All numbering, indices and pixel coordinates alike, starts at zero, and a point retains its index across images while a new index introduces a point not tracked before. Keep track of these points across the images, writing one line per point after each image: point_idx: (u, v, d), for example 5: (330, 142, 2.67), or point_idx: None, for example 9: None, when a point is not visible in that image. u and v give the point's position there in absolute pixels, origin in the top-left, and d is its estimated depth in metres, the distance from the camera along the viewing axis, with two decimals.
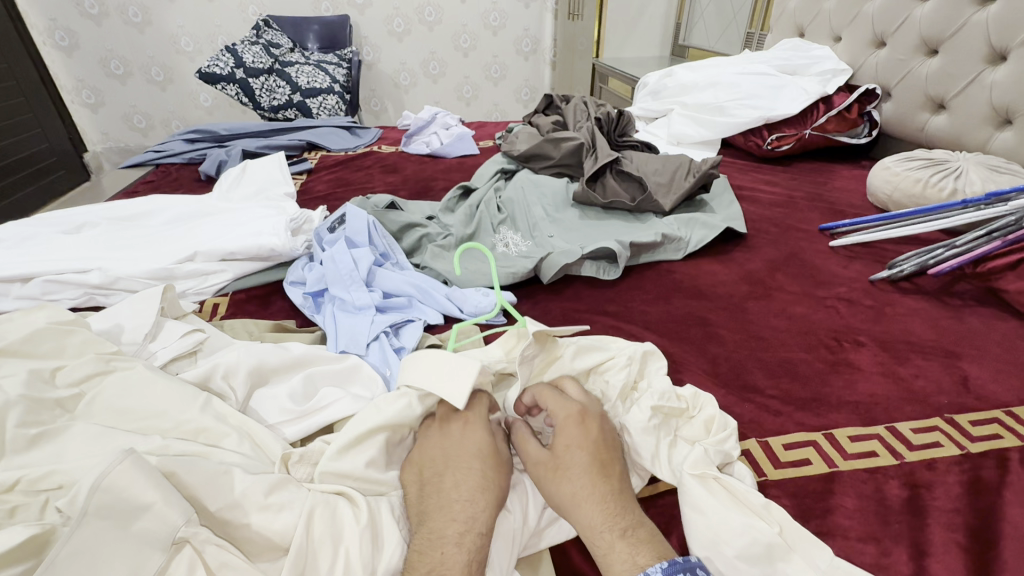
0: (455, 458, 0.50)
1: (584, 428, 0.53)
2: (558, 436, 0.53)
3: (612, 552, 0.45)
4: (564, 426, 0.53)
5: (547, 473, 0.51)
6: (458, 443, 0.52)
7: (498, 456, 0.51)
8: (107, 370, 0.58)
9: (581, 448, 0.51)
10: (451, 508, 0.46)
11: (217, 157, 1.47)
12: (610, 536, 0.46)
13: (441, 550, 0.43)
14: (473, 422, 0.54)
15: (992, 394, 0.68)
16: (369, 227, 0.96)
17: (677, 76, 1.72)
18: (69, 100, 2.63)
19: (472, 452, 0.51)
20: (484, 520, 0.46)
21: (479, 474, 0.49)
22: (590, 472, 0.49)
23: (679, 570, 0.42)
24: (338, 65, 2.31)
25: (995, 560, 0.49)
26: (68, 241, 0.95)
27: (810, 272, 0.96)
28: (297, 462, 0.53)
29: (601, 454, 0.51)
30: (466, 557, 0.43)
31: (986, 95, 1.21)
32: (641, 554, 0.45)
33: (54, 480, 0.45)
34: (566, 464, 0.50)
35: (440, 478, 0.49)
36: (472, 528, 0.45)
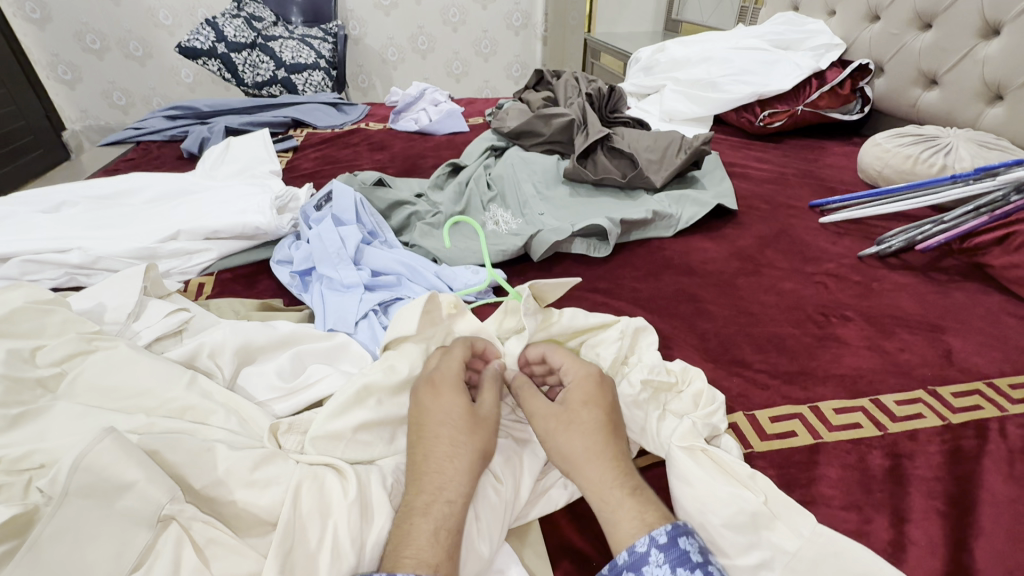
0: (438, 424, 0.49)
1: (600, 388, 0.53)
2: (571, 394, 0.53)
3: (621, 509, 0.45)
4: (581, 383, 0.53)
5: (559, 426, 0.51)
6: (449, 404, 0.51)
7: (474, 415, 0.50)
8: (88, 350, 0.57)
9: (595, 406, 0.51)
10: (447, 475, 0.46)
11: (200, 135, 1.43)
12: (619, 493, 0.46)
13: (409, 521, 0.43)
14: (447, 387, 0.52)
15: (974, 366, 0.69)
16: (356, 205, 0.95)
17: (670, 51, 1.69)
18: (44, 76, 2.54)
19: (452, 418, 0.50)
20: (454, 488, 0.45)
21: (447, 441, 0.48)
22: (601, 431, 0.50)
23: (681, 533, 0.43)
24: (323, 40, 2.23)
25: (973, 525, 0.50)
26: (46, 220, 0.93)
27: (799, 248, 0.96)
28: (286, 431, 0.53)
29: (613, 414, 0.52)
30: (432, 527, 0.43)
31: (978, 71, 1.21)
32: (648, 513, 0.45)
33: (36, 459, 0.44)
34: (579, 420, 0.50)
35: (428, 443, 0.48)
36: (438, 497, 0.45)
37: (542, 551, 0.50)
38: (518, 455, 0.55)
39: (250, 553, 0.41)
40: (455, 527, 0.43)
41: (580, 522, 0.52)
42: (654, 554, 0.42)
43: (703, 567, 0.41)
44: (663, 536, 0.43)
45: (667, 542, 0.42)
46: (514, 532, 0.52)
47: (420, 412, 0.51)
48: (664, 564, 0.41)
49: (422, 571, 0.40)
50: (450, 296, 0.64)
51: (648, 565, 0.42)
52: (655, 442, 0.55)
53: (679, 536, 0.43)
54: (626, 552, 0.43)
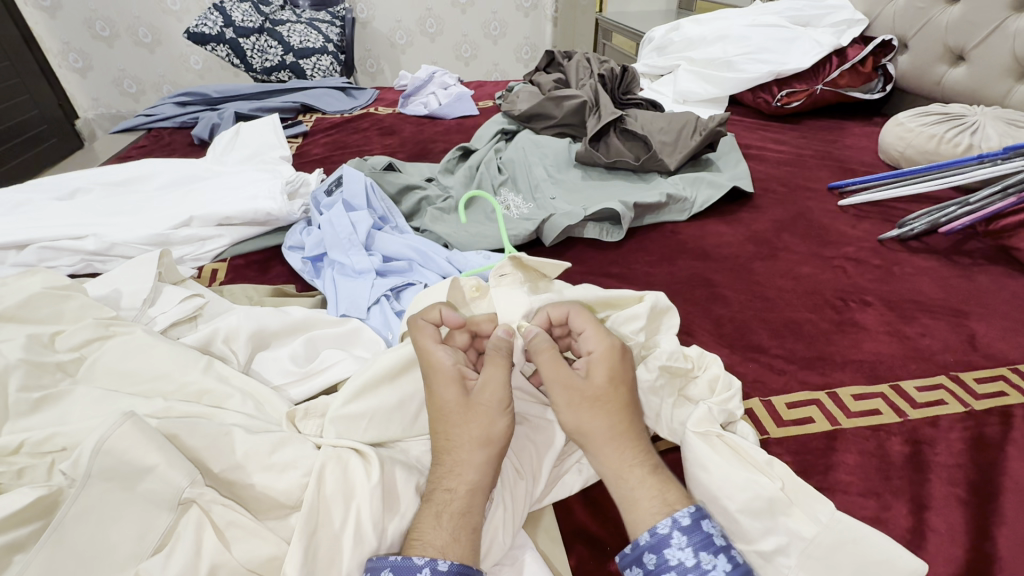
0: (444, 415, 0.49)
1: (622, 368, 0.51)
2: (591, 371, 0.51)
3: (641, 489, 0.46)
4: (599, 360, 0.51)
5: (579, 404, 0.49)
6: (444, 398, 0.49)
7: (467, 402, 0.49)
8: (106, 336, 0.58)
9: (614, 384, 0.50)
10: (449, 465, 0.46)
11: (210, 121, 1.43)
12: (641, 473, 0.47)
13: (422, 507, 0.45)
14: (450, 381, 0.50)
15: (998, 352, 0.67)
16: (367, 190, 0.94)
17: (684, 30, 1.65)
18: (56, 65, 2.55)
19: (451, 409, 0.48)
20: (461, 480, 0.45)
21: (449, 435, 0.48)
22: (622, 412, 0.49)
23: (705, 516, 0.44)
24: (331, 23, 2.21)
25: (995, 513, 0.49)
26: (62, 207, 0.94)
27: (817, 232, 0.94)
28: (303, 417, 0.53)
29: (632, 396, 0.51)
30: (434, 510, 0.44)
31: (1009, 45, 1.16)
32: (671, 493, 0.46)
33: (57, 442, 0.45)
34: (602, 400, 0.49)
35: (438, 434, 0.48)
36: (441, 485, 0.45)
37: (556, 536, 0.50)
38: (531, 442, 0.54)
39: (268, 536, 0.42)
40: (466, 516, 0.44)
41: (596, 507, 0.52)
42: (676, 537, 0.43)
43: (727, 551, 0.42)
44: (686, 519, 0.43)
45: (690, 524, 0.43)
46: (531, 517, 0.52)
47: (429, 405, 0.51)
48: (687, 546, 0.42)
49: (436, 554, 0.41)
50: (472, 280, 0.64)
51: (670, 547, 0.42)
52: (670, 428, 0.55)
53: (702, 518, 0.43)
54: (648, 533, 0.43)
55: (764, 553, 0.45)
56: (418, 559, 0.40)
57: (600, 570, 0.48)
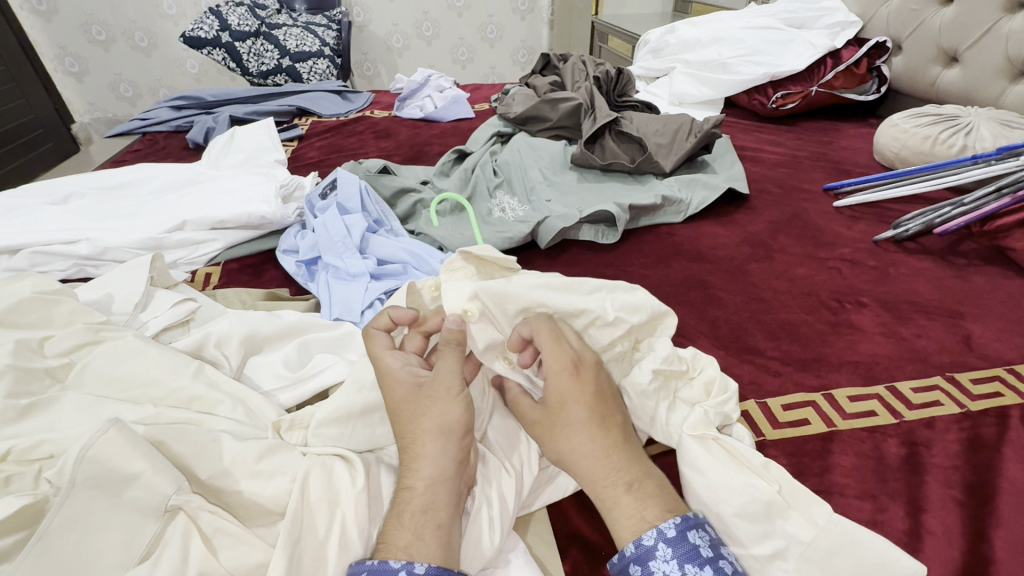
0: (398, 418, 0.48)
1: (580, 380, 0.49)
2: (552, 388, 0.49)
3: (619, 506, 0.44)
4: (555, 376, 0.49)
5: (546, 431, 0.49)
6: (393, 399, 0.49)
7: (421, 391, 0.48)
8: (96, 341, 0.57)
9: (575, 399, 0.49)
10: (398, 465, 0.46)
11: (205, 125, 1.43)
12: (615, 491, 0.45)
13: (397, 503, 0.44)
14: (403, 386, 0.49)
15: (994, 352, 0.67)
16: (361, 193, 0.94)
17: (679, 32, 1.65)
18: (52, 69, 2.55)
19: (404, 405, 0.48)
20: (425, 470, 0.44)
21: (407, 434, 0.47)
22: (590, 428, 0.47)
23: (690, 527, 0.42)
24: (327, 27, 2.21)
25: (992, 515, 0.49)
26: (54, 212, 0.93)
27: (813, 233, 0.94)
28: (288, 429, 0.52)
29: (601, 406, 0.49)
30: (396, 509, 0.43)
31: (1002, 47, 1.17)
32: (649, 509, 0.44)
33: (45, 449, 0.45)
34: (567, 418, 0.48)
35: (399, 430, 0.48)
36: (405, 478, 0.45)
37: (550, 540, 0.50)
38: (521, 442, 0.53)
39: (256, 543, 0.41)
40: (440, 516, 0.43)
41: (589, 512, 0.52)
42: (660, 549, 0.41)
43: (713, 563, 0.41)
44: (672, 530, 0.42)
45: (676, 536, 0.42)
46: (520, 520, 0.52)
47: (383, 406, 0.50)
48: (671, 559, 0.41)
49: (415, 558, 0.40)
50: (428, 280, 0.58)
51: (655, 560, 0.41)
52: (665, 431, 0.54)
53: (689, 530, 0.42)
54: (633, 544, 0.42)
55: (761, 557, 0.45)
56: (395, 563, 0.39)
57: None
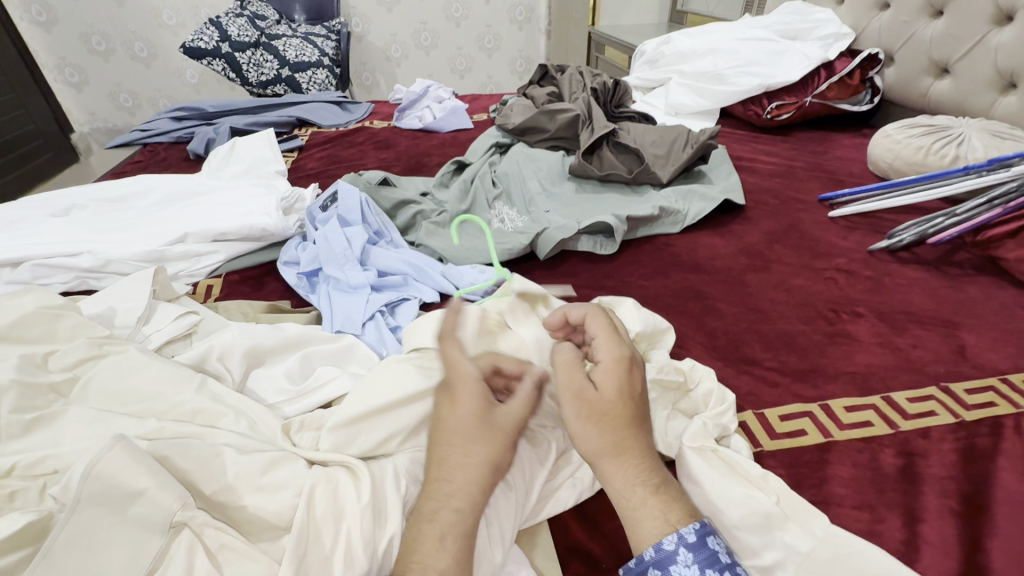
0: (451, 425, 0.48)
1: (628, 376, 0.50)
2: (599, 378, 0.50)
3: (642, 508, 0.44)
4: (607, 368, 0.50)
5: (586, 416, 0.48)
6: (458, 413, 0.49)
7: (486, 424, 0.48)
8: (100, 355, 0.58)
9: (621, 394, 0.48)
10: (448, 483, 0.45)
11: (206, 136, 1.44)
12: (642, 492, 0.45)
13: (418, 526, 0.43)
14: (465, 389, 0.50)
15: (988, 362, 0.68)
16: (362, 205, 0.95)
17: (675, 43, 1.67)
18: (52, 79, 2.56)
19: (463, 419, 0.48)
20: (461, 496, 0.44)
21: (460, 449, 0.47)
22: (628, 424, 0.48)
23: (710, 532, 0.43)
24: (326, 38, 2.23)
25: (988, 525, 0.49)
26: (56, 224, 0.94)
27: (808, 243, 0.95)
28: (299, 430, 0.55)
29: (639, 408, 0.49)
30: (438, 532, 0.42)
31: (991, 59, 1.19)
32: (674, 512, 0.44)
33: (49, 465, 0.45)
34: (607, 412, 0.48)
35: (445, 446, 0.47)
36: (446, 504, 0.44)
37: (552, 552, 0.50)
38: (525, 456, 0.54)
39: (261, 557, 0.42)
40: (465, 535, 0.43)
41: (592, 527, 0.52)
42: (683, 554, 0.41)
43: (731, 569, 0.42)
44: (693, 535, 0.42)
45: (696, 541, 0.42)
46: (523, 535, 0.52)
47: (439, 418, 0.50)
48: (693, 563, 0.41)
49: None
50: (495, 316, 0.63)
51: (676, 564, 0.41)
52: (665, 443, 0.55)
53: (708, 535, 0.42)
54: (653, 548, 0.42)
55: (761, 568, 0.45)
56: None
57: None
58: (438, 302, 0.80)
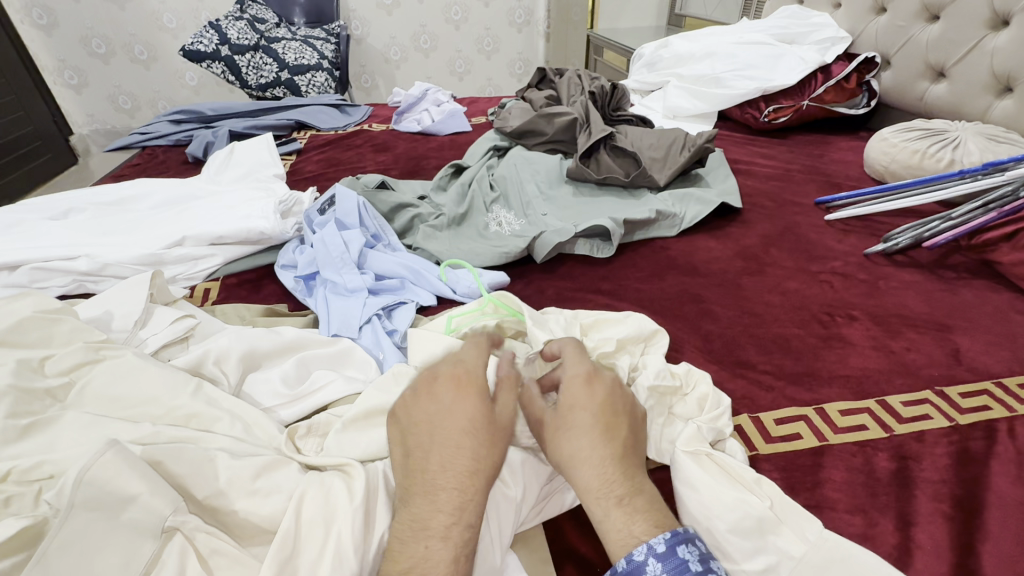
0: (444, 430, 0.47)
1: (592, 389, 0.51)
2: (565, 395, 0.51)
3: (608, 520, 0.45)
4: (571, 385, 0.51)
5: (551, 430, 0.49)
6: (445, 412, 0.48)
7: (495, 436, 0.47)
8: (96, 360, 0.58)
9: (585, 408, 0.49)
10: (435, 491, 0.43)
11: (204, 139, 1.44)
12: (605, 506, 0.45)
13: (425, 544, 0.41)
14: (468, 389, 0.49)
15: (983, 365, 0.68)
16: (359, 208, 0.95)
17: (673, 47, 1.68)
18: (52, 82, 2.56)
19: (460, 426, 0.47)
20: (472, 512, 0.43)
21: (467, 458, 0.45)
22: (593, 435, 0.48)
23: (680, 541, 0.43)
24: (326, 41, 2.24)
25: (980, 529, 0.49)
26: (54, 228, 0.94)
27: (804, 246, 0.95)
28: (304, 435, 0.56)
29: (608, 418, 0.49)
30: (424, 551, 0.41)
31: (987, 63, 1.19)
32: (637, 524, 0.44)
33: (45, 470, 0.45)
34: (568, 425, 0.49)
35: (446, 452, 0.45)
36: (459, 519, 0.42)
37: (545, 556, 0.50)
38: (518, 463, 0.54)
39: (253, 562, 0.42)
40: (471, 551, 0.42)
41: (588, 531, 0.52)
42: (652, 563, 0.42)
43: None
44: (661, 545, 0.42)
45: (665, 551, 0.42)
46: (519, 540, 0.52)
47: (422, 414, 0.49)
48: (661, 573, 0.41)
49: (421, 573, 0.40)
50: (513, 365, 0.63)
51: (646, 574, 0.41)
52: (659, 447, 0.56)
53: (678, 544, 0.43)
54: (623, 560, 0.43)
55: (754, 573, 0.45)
56: None
57: None
58: (435, 305, 0.81)
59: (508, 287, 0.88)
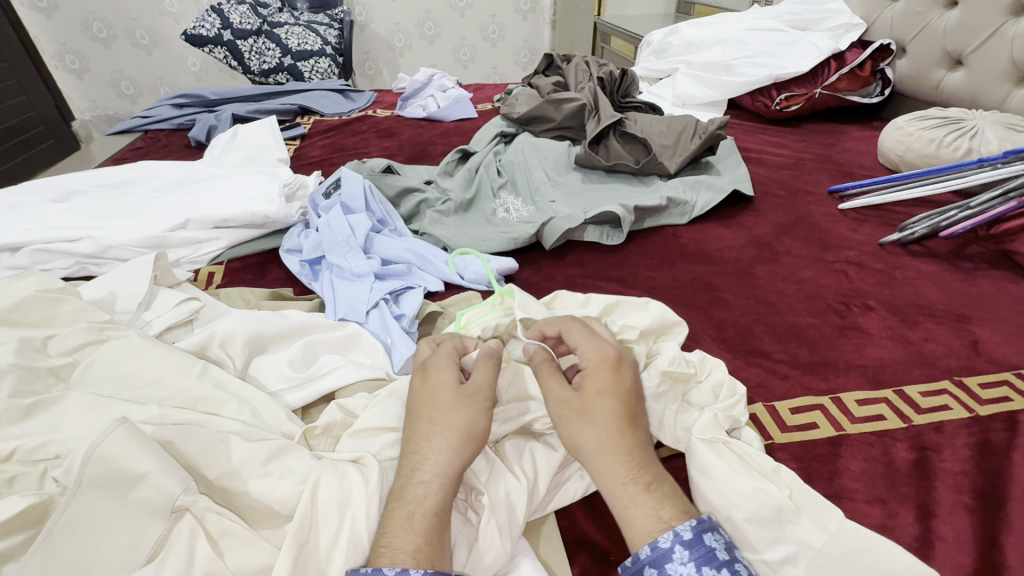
0: (411, 412, 0.50)
1: (616, 374, 0.51)
2: (587, 380, 0.51)
3: (634, 506, 0.44)
4: (595, 369, 0.51)
5: (572, 415, 0.49)
6: (426, 391, 0.51)
7: (461, 392, 0.50)
8: (100, 340, 0.57)
9: (610, 394, 0.49)
10: (414, 459, 0.46)
11: (207, 122, 1.42)
12: (634, 490, 0.45)
13: (386, 508, 0.43)
14: (432, 373, 0.52)
15: (1002, 357, 0.67)
16: (365, 192, 0.93)
17: (682, 34, 1.65)
18: (52, 66, 2.54)
19: (427, 404, 0.50)
20: (429, 469, 0.45)
21: (425, 423, 0.48)
22: (617, 422, 0.48)
23: (707, 529, 0.42)
24: (330, 26, 2.20)
25: (1003, 521, 0.48)
26: (56, 209, 0.93)
27: (818, 235, 0.94)
28: (319, 434, 0.53)
29: (630, 407, 0.49)
30: (406, 510, 0.43)
31: (1007, 50, 1.16)
32: (666, 510, 0.44)
33: (50, 450, 0.44)
34: (593, 411, 0.49)
35: (411, 426, 0.49)
36: (413, 479, 0.44)
37: (557, 543, 0.50)
38: (532, 448, 0.53)
39: (264, 544, 0.41)
40: (430, 510, 0.43)
41: (597, 516, 0.52)
42: (678, 551, 0.41)
43: (730, 565, 0.40)
44: (689, 532, 0.41)
45: (693, 539, 0.41)
46: (532, 529, 0.51)
47: (414, 392, 0.52)
48: (689, 561, 0.40)
49: (404, 563, 0.39)
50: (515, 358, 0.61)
51: (671, 562, 0.40)
52: (673, 436, 0.54)
53: (706, 531, 0.41)
54: (649, 547, 0.41)
55: (772, 562, 0.44)
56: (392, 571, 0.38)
57: None
58: (442, 290, 0.80)
59: (516, 274, 0.87)
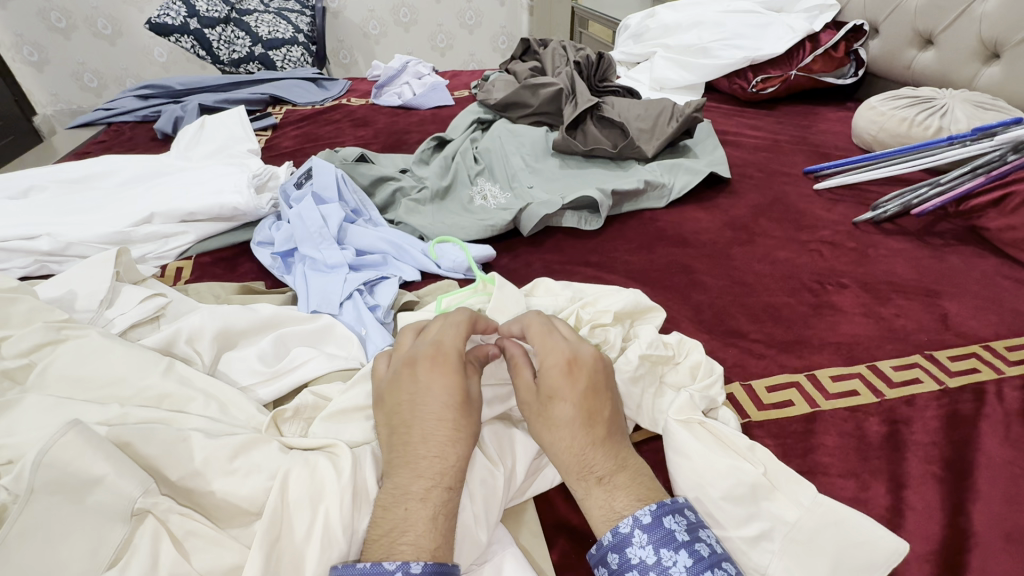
0: (423, 407, 0.46)
1: (569, 376, 0.48)
2: (543, 381, 0.48)
3: (589, 497, 0.44)
4: (547, 371, 0.48)
5: (534, 420, 0.48)
6: (425, 391, 0.47)
7: (468, 400, 0.47)
8: (58, 340, 0.54)
9: (562, 396, 0.47)
10: (417, 464, 0.43)
11: (173, 113, 1.37)
12: (586, 483, 0.45)
13: (405, 506, 0.41)
14: (442, 364, 0.48)
15: (970, 330, 0.68)
16: (338, 181, 0.91)
17: (659, 17, 1.63)
18: (10, 58, 2.42)
19: (438, 401, 0.46)
20: (452, 473, 0.43)
21: (432, 422, 0.45)
22: (572, 424, 0.46)
23: (667, 512, 0.42)
24: (302, 13, 2.14)
25: (970, 489, 0.50)
26: (12, 207, 0.89)
27: (794, 216, 0.94)
28: (289, 418, 0.52)
29: (591, 405, 0.47)
30: (429, 512, 0.41)
31: (975, 29, 1.18)
32: (619, 499, 0.44)
33: (3, 455, 0.42)
34: (549, 414, 0.47)
35: (417, 422, 0.45)
36: (438, 482, 0.43)
37: (536, 529, 0.50)
38: (509, 436, 0.52)
39: (231, 544, 0.40)
40: (450, 511, 0.42)
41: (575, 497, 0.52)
42: (637, 535, 0.41)
43: (689, 546, 0.40)
44: (647, 517, 0.42)
45: (651, 523, 0.41)
46: (511, 516, 0.51)
47: (412, 382, 0.48)
48: (647, 544, 0.41)
49: (411, 557, 0.39)
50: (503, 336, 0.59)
51: (631, 546, 0.41)
52: (650, 418, 0.55)
53: (665, 515, 0.42)
54: (609, 534, 0.42)
55: (748, 540, 0.45)
56: (389, 564, 0.38)
57: (582, 563, 0.47)
58: (419, 280, 0.79)
59: (494, 262, 0.86)
